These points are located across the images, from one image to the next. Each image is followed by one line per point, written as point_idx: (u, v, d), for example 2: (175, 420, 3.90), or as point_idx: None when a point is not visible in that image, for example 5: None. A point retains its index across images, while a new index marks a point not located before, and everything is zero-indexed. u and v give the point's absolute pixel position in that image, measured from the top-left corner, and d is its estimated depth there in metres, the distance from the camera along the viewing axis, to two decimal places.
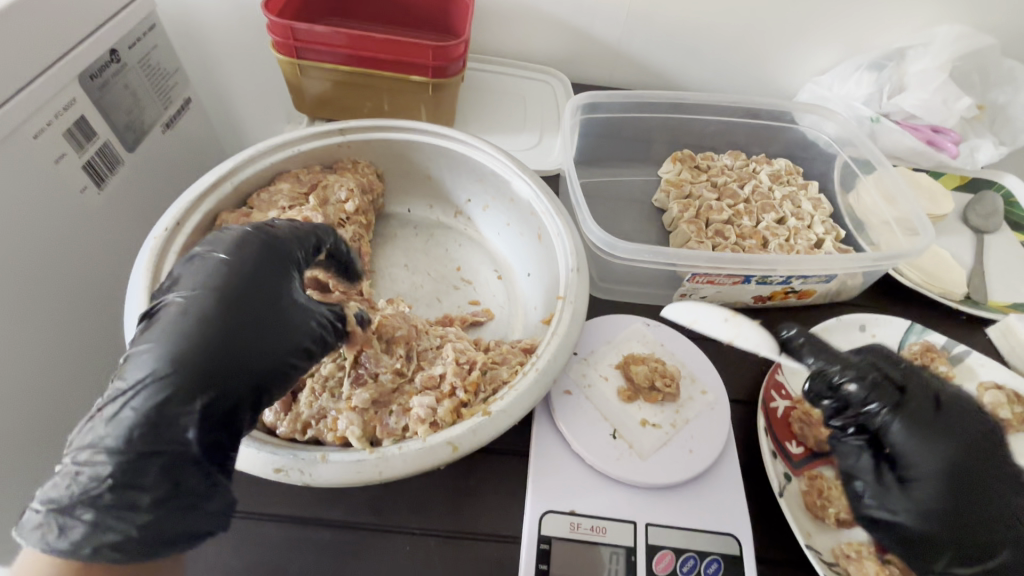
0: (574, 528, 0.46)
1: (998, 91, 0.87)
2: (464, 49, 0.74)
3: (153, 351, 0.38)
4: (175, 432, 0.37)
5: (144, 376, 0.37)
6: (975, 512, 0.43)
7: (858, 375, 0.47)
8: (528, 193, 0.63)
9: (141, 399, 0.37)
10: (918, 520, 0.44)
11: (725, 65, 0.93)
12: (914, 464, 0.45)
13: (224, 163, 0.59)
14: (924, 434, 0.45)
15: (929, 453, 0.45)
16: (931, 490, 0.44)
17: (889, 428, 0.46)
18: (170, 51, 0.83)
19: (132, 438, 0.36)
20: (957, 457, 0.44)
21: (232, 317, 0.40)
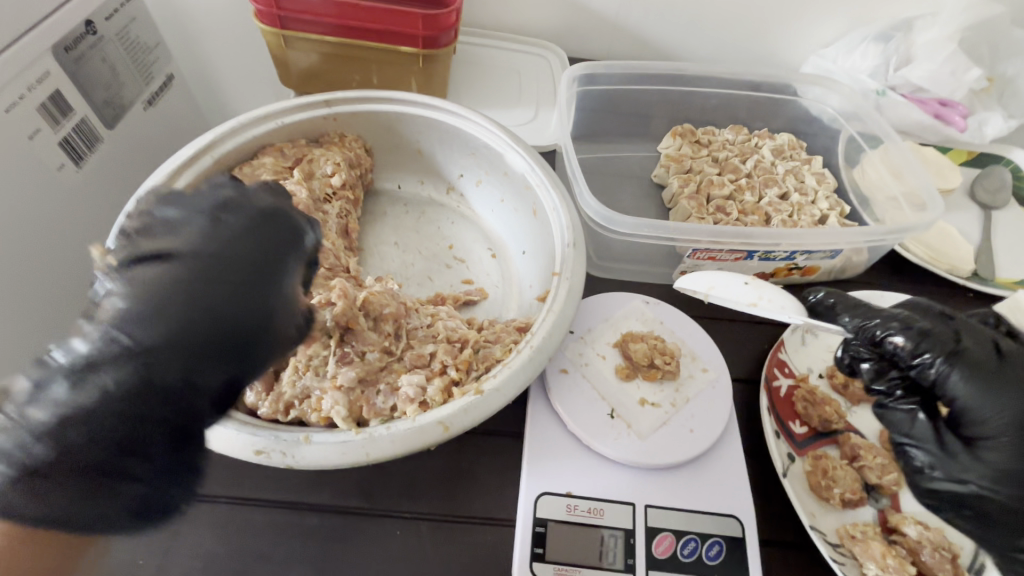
0: (571, 511, 0.44)
1: (1008, 62, 0.84)
2: (455, 18, 0.71)
3: (143, 318, 0.31)
4: (168, 410, 0.32)
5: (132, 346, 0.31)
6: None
7: (907, 330, 0.45)
8: (522, 166, 0.61)
9: (124, 372, 0.30)
10: (992, 481, 0.43)
11: (727, 36, 0.90)
12: (981, 421, 0.43)
13: (204, 135, 0.57)
14: (988, 386, 0.43)
15: (994, 407, 0.43)
16: (1001, 445, 0.43)
17: (946, 380, 0.44)
18: (149, 24, 0.79)
19: (113, 412, 0.30)
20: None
21: (200, 290, 0.33)
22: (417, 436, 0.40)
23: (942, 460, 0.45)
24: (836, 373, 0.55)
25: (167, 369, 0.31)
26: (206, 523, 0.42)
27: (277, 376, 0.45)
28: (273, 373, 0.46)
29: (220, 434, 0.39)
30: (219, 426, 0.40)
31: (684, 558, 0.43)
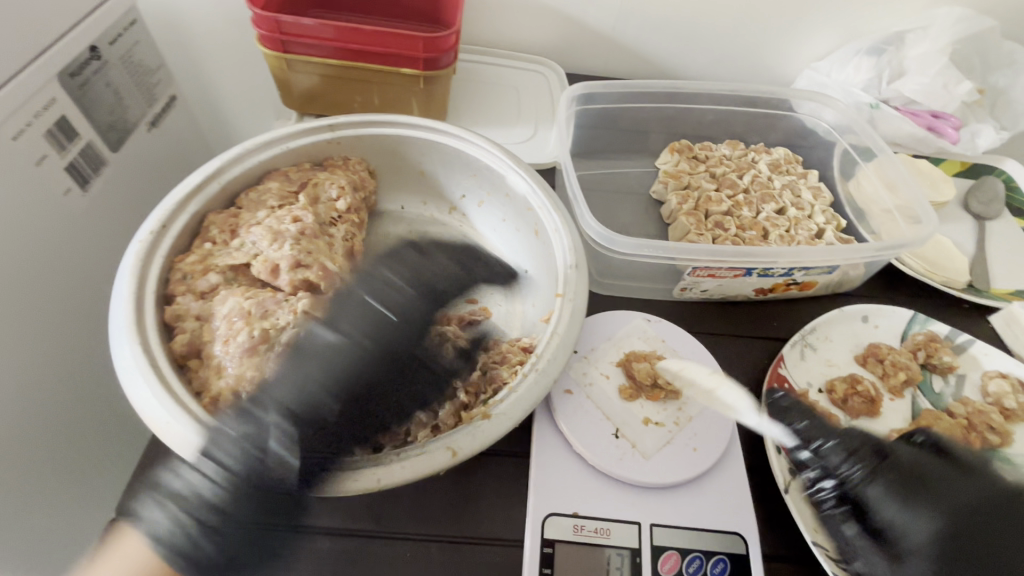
0: (578, 530, 0.45)
1: (998, 73, 0.86)
2: (455, 40, 0.72)
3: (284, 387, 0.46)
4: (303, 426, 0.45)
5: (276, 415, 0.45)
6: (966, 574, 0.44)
7: (844, 446, 0.52)
8: (524, 188, 0.62)
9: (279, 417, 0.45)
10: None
11: (722, 51, 0.92)
12: (904, 534, 0.46)
13: (211, 161, 0.57)
14: (915, 502, 0.47)
15: (916, 520, 0.46)
16: (925, 561, 0.45)
17: (872, 493, 0.48)
18: (152, 48, 0.80)
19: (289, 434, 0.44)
20: (942, 521, 0.46)
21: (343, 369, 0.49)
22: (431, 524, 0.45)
23: (874, 564, 0.45)
24: (836, 388, 0.57)
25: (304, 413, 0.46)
26: (221, 547, 0.43)
27: (289, 404, 0.45)
28: (284, 401, 0.45)
29: (230, 463, 0.40)
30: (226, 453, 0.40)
31: None
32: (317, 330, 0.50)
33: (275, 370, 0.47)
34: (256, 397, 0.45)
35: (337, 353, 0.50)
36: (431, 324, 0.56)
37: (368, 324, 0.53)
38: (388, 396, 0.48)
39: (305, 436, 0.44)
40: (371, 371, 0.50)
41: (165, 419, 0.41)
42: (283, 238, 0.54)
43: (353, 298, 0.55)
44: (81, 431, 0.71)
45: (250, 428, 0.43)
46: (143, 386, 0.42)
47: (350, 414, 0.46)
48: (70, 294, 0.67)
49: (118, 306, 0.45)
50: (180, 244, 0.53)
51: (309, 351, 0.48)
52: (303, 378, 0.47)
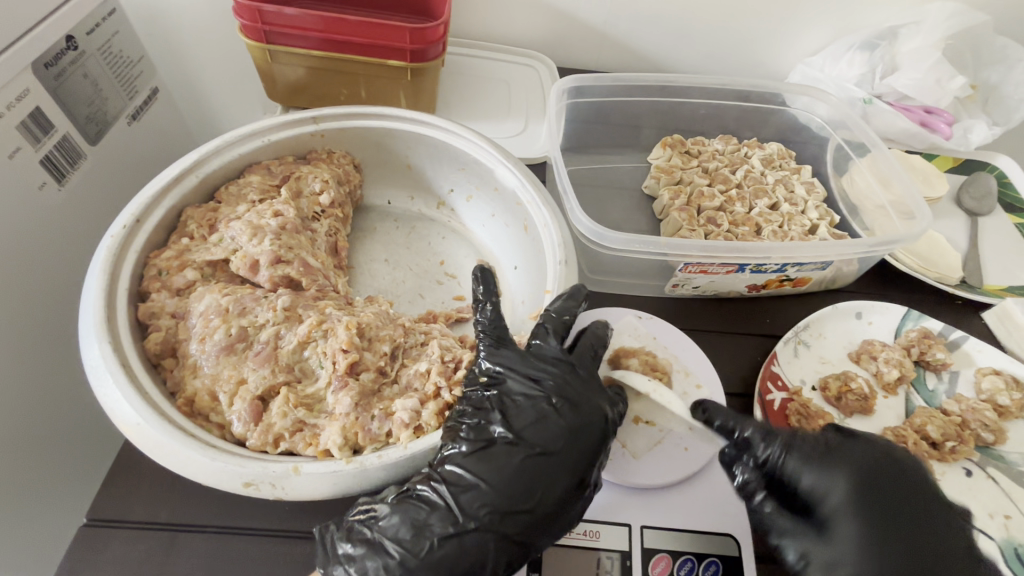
0: (567, 533, 0.44)
1: (991, 69, 0.86)
2: (443, 31, 0.71)
3: (485, 480, 0.39)
4: (482, 526, 0.38)
5: (461, 513, 0.38)
6: (908, 546, 0.39)
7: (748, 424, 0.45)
8: (513, 181, 0.60)
9: (460, 514, 0.38)
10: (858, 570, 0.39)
11: (715, 46, 0.91)
12: (834, 502, 0.41)
13: (189, 154, 0.55)
14: (836, 468, 0.42)
15: (839, 488, 0.41)
16: (849, 528, 0.40)
17: (785, 467, 0.43)
18: (133, 38, 0.78)
19: (477, 527, 0.37)
20: (864, 490, 0.41)
21: (567, 444, 0.41)
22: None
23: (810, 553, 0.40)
24: (829, 386, 0.57)
25: (496, 510, 0.38)
26: (197, 553, 0.42)
27: (267, 404, 0.43)
28: (261, 402, 0.43)
29: (201, 467, 0.38)
30: (196, 458, 0.38)
31: None
32: (499, 433, 0.41)
33: (481, 482, 0.39)
34: (450, 508, 0.38)
35: (533, 462, 0.40)
36: (596, 387, 0.45)
37: (553, 416, 0.42)
38: (565, 489, 0.40)
39: (505, 545, 0.38)
40: (578, 466, 0.41)
41: (135, 422, 0.39)
42: (263, 233, 0.52)
43: (517, 387, 0.43)
44: (56, 435, 0.68)
45: (411, 531, 0.37)
46: (114, 387, 0.40)
47: (554, 504, 0.39)
48: (44, 292, 0.65)
49: (88, 304, 0.43)
50: (156, 239, 0.51)
51: (497, 462, 0.39)
52: (518, 485, 0.39)
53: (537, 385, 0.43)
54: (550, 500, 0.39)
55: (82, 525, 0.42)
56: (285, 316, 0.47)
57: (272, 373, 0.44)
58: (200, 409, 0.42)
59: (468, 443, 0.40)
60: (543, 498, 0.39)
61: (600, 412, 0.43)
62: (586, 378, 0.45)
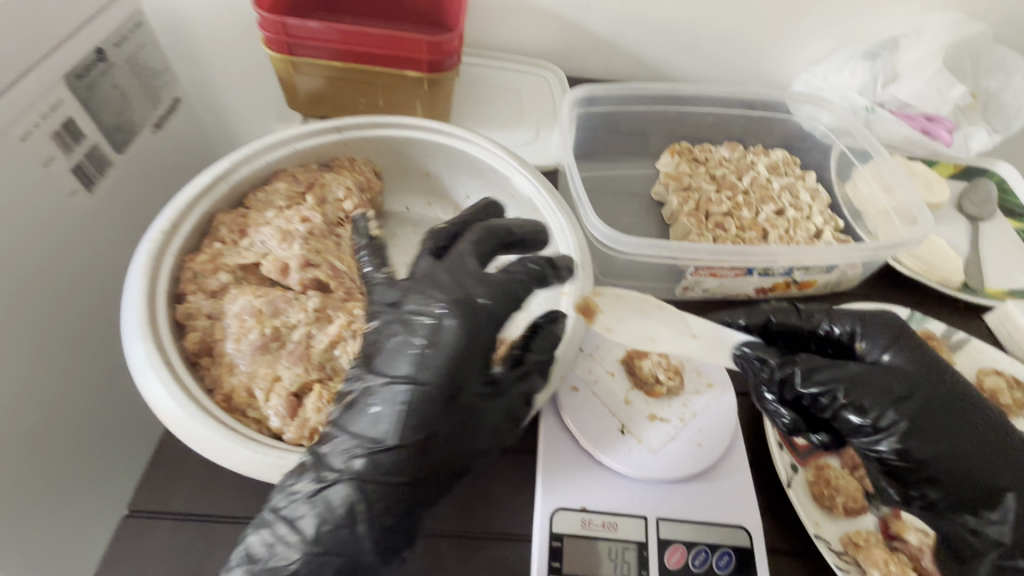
0: (586, 525, 0.46)
1: (990, 77, 0.88)
2: (458, 43, 0.73)
3: (347, 435, 0.41)
4: (346, 477, 0.39)
5: (331, 471, 0.40)
6: (942, 380, 0.46)
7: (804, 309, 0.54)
8: (528, 188, 0.63)
9: (331, 468, 0.40)
10: (914, 376, 0.46)
11: (720, 56, 0.93)
12: (877, 352, 0.49)
13: (219, 163, 0.58)
14: (871, 323, 0.51)
15: (877, 341, 0.49)
16: (898, 356, 0.48)
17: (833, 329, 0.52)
18: (157, 50, 0.81)
19: (347, 477, 0.39)
20: (897, 339, 0.49)
21: (428, 381, 0.41)
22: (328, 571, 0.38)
23: (871, 382, 0.45)
24: None
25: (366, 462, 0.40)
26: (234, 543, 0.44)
27: (301, 401, 0.45)
28: (296, 398, 0.46)
29: (242, 458, 0.40)
30: (237, 449, 0.40)
31: (696, 569, 0.45)
32: (368, 383, 0.42)
33: (370, 429, 0.41)
34: (319, 465, 0.40)
35: (393, 402, 0.41)
36: (468, 309, 0.43)
37: (413, 354, 0.42)
38: (451, 415, 0.42)
39: (381, 492, 0.40)
40: (440, 401, 0.41)
41: (179, 417, 0.41)
42: (292, 237, 0.55)
43: (388, 331, 0.44)
44: (92, 433, 0.71)
45: (283, 497, 0.40)
46: (158, 383, 0.42)
47: (422, 443, 0.41)
48: (76, 296, 0.67)
49: (130, 306, 0.45)
50: (190, 244, 0.53)
51: (374, 411, 0.41)
52: (381, 426, 0.40)
53: (410, 322, 0.44)
54: (413, 442, 0.40)
55: (125, 516, 0.44)
56: (315, 317, 0.49)
57: (305, 370, 0.46)
58: (238, 405, 0.45)
59: (347, 398, 0.42)
60: (415, 440, 0.41)
61: (460, 330, 0.43)
62: (443, 284, 0.45)
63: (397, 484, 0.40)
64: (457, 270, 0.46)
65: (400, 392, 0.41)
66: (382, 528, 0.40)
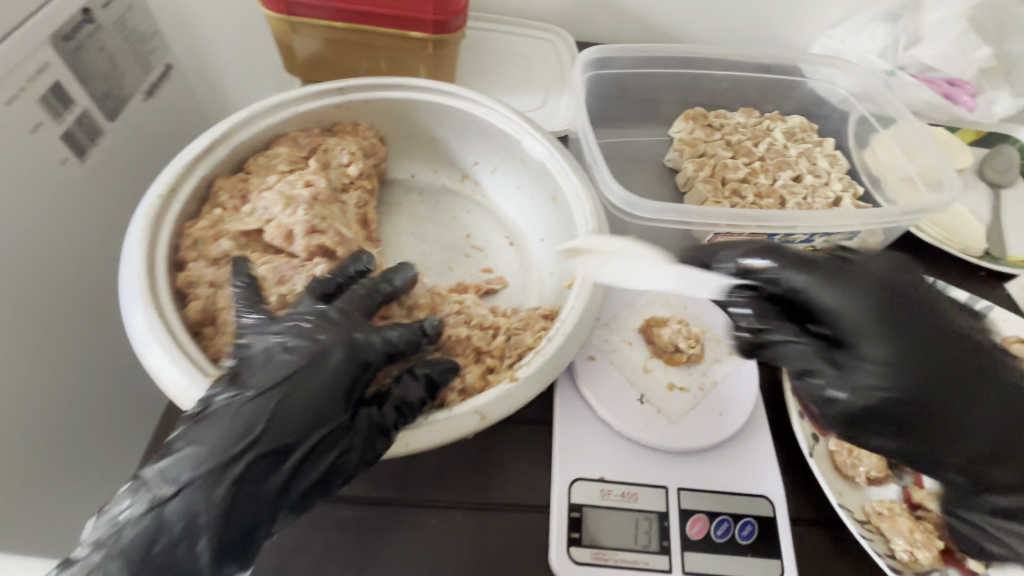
0: (605, 495, 0.45)
1: (1014, 40, 0.85)
2: (465, 2, 0.69)
3: (193, 449, 0.35)
4: (195, 491, 0.34)
5: (182, 482, 0.34)
6: (920, 345, 0.37)
7: (752, 248, 0.43)
8: (541, 153, 0.60)
9: (177, 476, 0.35)
10: (898, 378, 0.36)
11: (734, 19, 0.90)
12: (862, 332, 0.38)
13: (217, 125, 0.55)
14: (862, 292, 0.38)
15: (847, 307, 0.38)
16: (879, 346, 0.37)
17: (800, 290, 0.40)
18: (146, 13, 0.77)
19: (190, 490, 0.34)
20: (886, 298, 0.38)
21: (289, 392, 0.37)
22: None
23: (834, 376, 0.38)
24: None
25: (210, 474, 0.35)
26: None
27: None
28: None
29: None
30: None
31: (718, 539, 0.44)
32: (219, 396, 0.37)
33: (212, 443, 0.36)
34: (154, 484, 0.35)
35: (247, 409, 0.36)
36: (345, 327, 0.41)
37: (278, 359, 0.39)
38: (310, 436, 0.37)
39: (233, 504, 0.35)
40: (300, 410, 0.37)
41: (187, 388, 0.40)
42: (296, 203, 0.52)
43: (257, 343, 0.40)
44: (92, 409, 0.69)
45: (109, 523, 0.34)
46: (161, 351, 0.41)
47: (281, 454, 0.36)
48: (64, 269, 0.65)
49: (129, 273, 0.43)
50: (190, 210, 0.51)
51: (226, 423, 0.36)
52: (231, 432, 0.36)
53: (274, 333, 0.40)
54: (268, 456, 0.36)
55: None
56: None
57: None
58: None
59: (197, 410, 0.37)
60: (257, 459, 0.36)
61: (340, 358, 0.39)
62: (328, 320, 0.41)
63: (229, 506, 0.35)
64: (320, 309, 0.42)
65: (252, 401, 0.36)
66: (215, 553, 0.34)
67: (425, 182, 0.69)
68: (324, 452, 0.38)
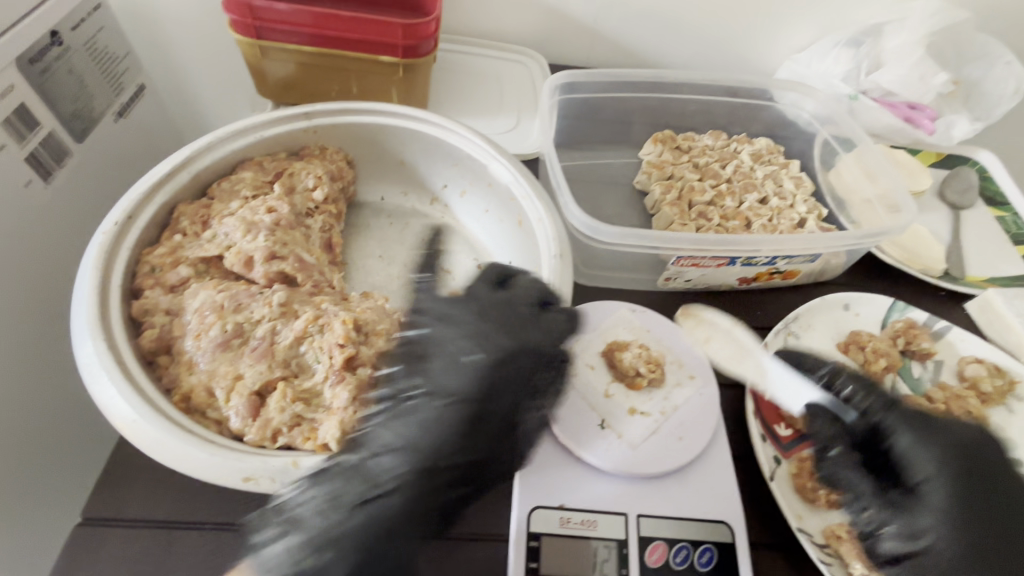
0: (564, 523, 0.44)
1: (971, 65, 0.88)
2: (435, 27, 0.70)
3: (410, 444, 0.38)
4: (379, 489, 0.36)
5: (400, 474, 0.37)
6: (996, 515, 0.42)
7: (853, 378, 0.49)
8: (507, 177, 0.61)
9: (393, 472, 0.37)
10: (939, 530, 0.42)
11: (705, 43, 0.92)
12: (921, 484, 0.44)
13: (179, 151, 0.55)
14: (940, 448, 0.44)
15: (936, 469, 0.44)
16: (940, 493, 0.43)
17: (890, 435, 0.46)
18: (118, 34, 0.76)
19: (406, 484, 0.36)
20: (966, 462, 0.44)
21: (479, 385, 0.40)
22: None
23: (894, 517, 0.43)
24: None
25: (408, 470, 0.37)
26: (196, 550, 0.42)
27: (264, 398, 0.43)
28: (259, 397, 0.43)
29: (197, 462, 0.38)
30: (191, 452, 0.38)
31: (677, 566, 0.43)
32: (411, 391, 0.40)
33: (392, 441, 0.38)
34: (363, 475, 0.37)
35: (451, 407, 0.39)
36: (517, 326, 0.43)
37: (459, 359, 0.41)
38: (495, 435, 0.40)
39: (427, 499, 0.37)
40: (491, 407, 0.40)
41: (133, 420, 0.39)
42: (257, 229, 0.52)
43: (446, 337, 0.42)
44: (51, 435, 0.67)
45: (290, 521, 0.35)
46: (109, 383, 0.40)
47: (470, 454, 0.38)
48: (29, 294, 0.64)
49: (81, 301, 0.43)
50: (148, 236, 0.50)
51: (414, 421, 0.38)
52: (438, 432, 0.38)
53: (469, 325, 0.42)
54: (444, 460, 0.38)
55: (79, 523, 0.42)
56: (281, 312, 0.47)
57: (269, 368, 0.44)
58: (196, 405, 0.42)
59: (372, 415, 0.40)
60: (457, 462, 0.38)
61: (516, 348, 0.42)
62: (448, 306, 0.44)
63: (421, 510, 0.37)
64: (438, 302, 0.45)
65: (456, 399, 0.39)
66: (397, 560, 0.36)
67: (394, 205, 0.69)
68: (517, 450, 0.41)
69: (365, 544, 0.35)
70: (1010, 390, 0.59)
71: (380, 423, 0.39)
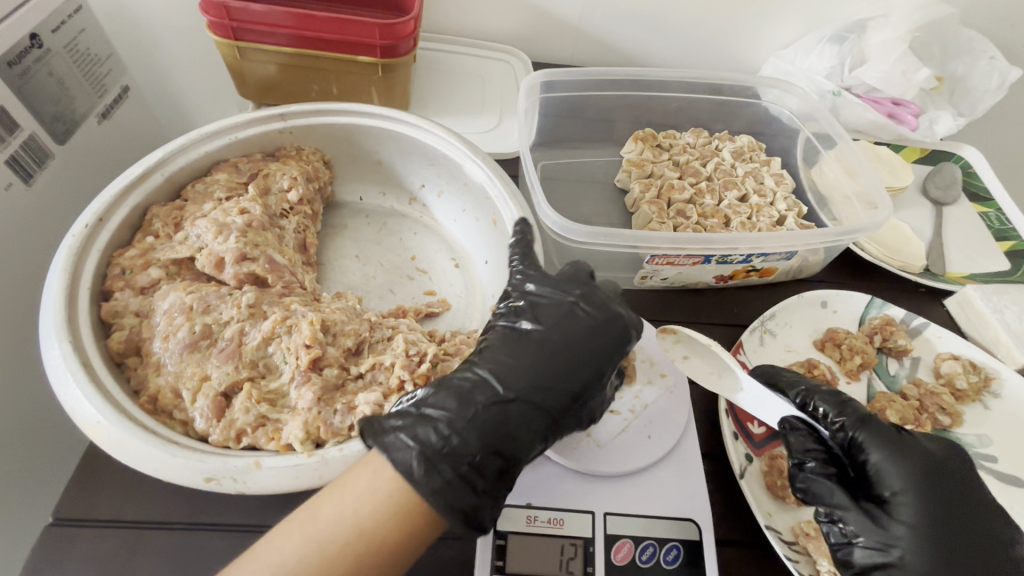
0: (531, 522, 0.45)
1: (956, 61, 0.87)
2: (414, 26, 0.70)
3: (524, 365, 0.43)
4: (503, 396, 0.41)
5: (518, 388, 0.41)
6: (962, 527, 0.43)
7: (829, 396, 0.49)
8: (481, 176, 0.61)
9: (507, 386, 0.41)
10: (913, 541, 0.42)
11: (688, 40, 0.92)
12: (893, 497, 0.44)
13: (153, 153, 0.55)
14: (912, 461, 0.45)
15: (908, 484, 0.44)
16: (912, 508, 0.43)
17: (864, 448, 0.46)
18: (101, 35, 0.76)
19: (523, 395, 0.41)
20: (936, 477, 0.44)
21: (581, 335, 0.45)
22: (379, 481, 0.35)
23: (869, 528, 0.43)
24: None
25: (526, 382, 0.42)
26: (163, 551, 0.42)
27: (230, 400, 0.43)
28: (225, 398, 0.44)
29: (159, 462, 0.38)
30: (154, 453, 0.38)
31: (643, 564, 0.44)
32: (527, 327, 0.46)
33: (510, 362, 0.43)
34: (489, 382, 0.41)
35: (559, 345, 0.44)
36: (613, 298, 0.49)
37: (574, 313, 0.47)
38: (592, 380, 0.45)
39: (539, 417, 0.41)
40: (591, 350, 0.45)
41: (99, 422, 0.39)
42: (229, 231, 0.52)
43: (545, 296, 0.48)
44: (25, 435, 0.67)
45: (424, 414, 0.39)
46: (74, 386, 0.40)
47: (573, 386, 0.43)
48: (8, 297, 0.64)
49: (48, 304, 0.43)
50: (120, 238, 0.51)
51: (529, 351, 0.44)
52: (546, 362, 0.43)
53: (561, 292, 0.48)
54: (557, 383, 0.43)
55: (48, 524, 0.43)
56: (250, 313, 0.47)
57: (235, 369, 0.45)
58: (163, 406, 0.43)
59: (491, 343, 0.45)
60: (564, 390, 0.43)
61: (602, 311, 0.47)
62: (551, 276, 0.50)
63: (534, 423, 0.41)
64: (546, 274, 0.50)
65: (556, 338, 0.45)
66: (506, 460, 0.39)
67: (373, 206, 0.69)
68: (601, 395, 0.46)
69: (489, 436, 0.39)
70: (985, 386, 0.59)
71: (498, 349, 0.44)
